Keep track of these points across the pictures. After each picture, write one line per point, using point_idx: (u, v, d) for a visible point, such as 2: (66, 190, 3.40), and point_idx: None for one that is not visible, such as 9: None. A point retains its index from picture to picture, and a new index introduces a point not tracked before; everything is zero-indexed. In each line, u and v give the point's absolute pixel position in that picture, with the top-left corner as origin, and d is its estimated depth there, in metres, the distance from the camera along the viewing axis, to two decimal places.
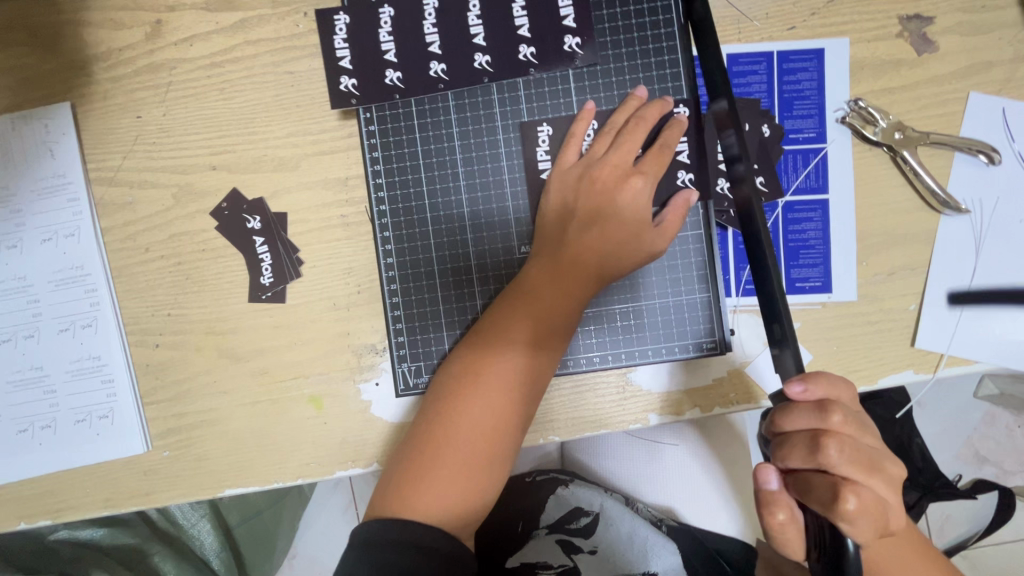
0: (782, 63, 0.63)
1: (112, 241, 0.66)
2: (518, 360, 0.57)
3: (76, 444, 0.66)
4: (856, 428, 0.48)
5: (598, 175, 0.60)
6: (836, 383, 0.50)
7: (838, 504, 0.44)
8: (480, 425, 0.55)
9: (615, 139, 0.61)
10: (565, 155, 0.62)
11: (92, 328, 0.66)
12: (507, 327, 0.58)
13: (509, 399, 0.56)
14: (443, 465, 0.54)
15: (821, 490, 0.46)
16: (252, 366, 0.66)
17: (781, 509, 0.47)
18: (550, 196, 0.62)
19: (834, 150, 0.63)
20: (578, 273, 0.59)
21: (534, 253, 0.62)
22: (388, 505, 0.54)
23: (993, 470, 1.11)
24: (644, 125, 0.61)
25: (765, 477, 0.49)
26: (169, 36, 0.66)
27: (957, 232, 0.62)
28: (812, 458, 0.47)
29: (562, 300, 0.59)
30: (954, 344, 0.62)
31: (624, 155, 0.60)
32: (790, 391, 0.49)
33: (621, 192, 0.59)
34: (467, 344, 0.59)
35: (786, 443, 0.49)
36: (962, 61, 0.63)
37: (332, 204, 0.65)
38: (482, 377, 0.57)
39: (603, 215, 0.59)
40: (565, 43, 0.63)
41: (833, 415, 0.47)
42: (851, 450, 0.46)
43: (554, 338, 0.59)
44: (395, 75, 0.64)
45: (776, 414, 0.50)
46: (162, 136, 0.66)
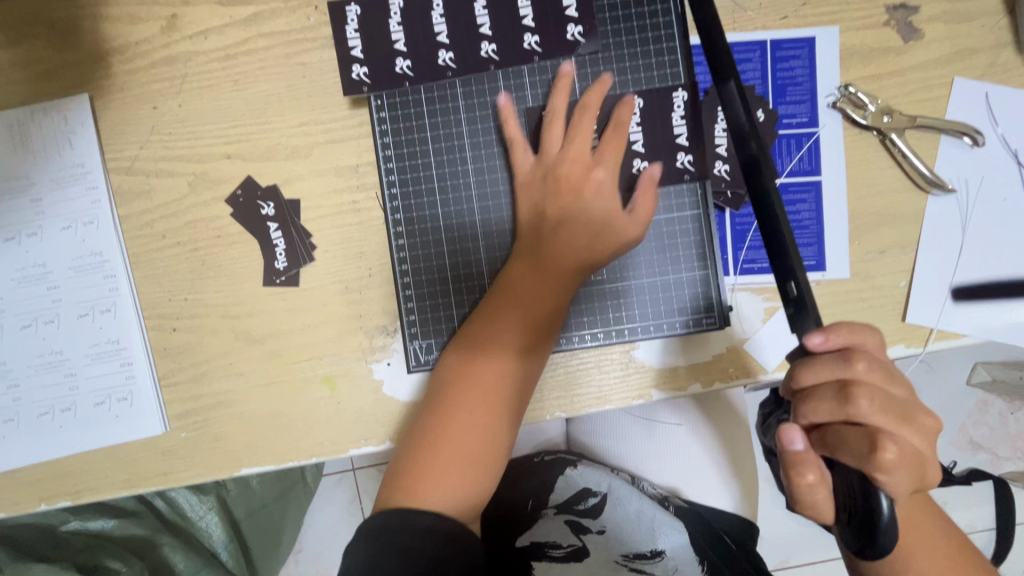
0: (775, 51, 0.66)
1: (130, 228, 0.68)
2: (502, 356, 0.60)
3: (95, 426, 0.67)
4: (883, 378, 0.48)
5: (562, 172, 0.63)
6: (860, 331, 0.50)
7: (877, 455, 0.44)
8: (473, 412, 0.59)
9: (566, 134, 0.65)
10: (518, 157, 0.66)
11: (111, 313, 0.68)
12: (493, 324, 0.61)
13: (499, 383, 0.60)
14: (442, 452, 0.58)
15: (853, 443, 0.46)
16: (267, 348, 0.68)
17: (811, 472, 0.46)
18: (520, 194, 0.65)
19: (826, 134, 0.66)
20: (557, 263, 0.62)
21: (513, 250, 0.65)
22: (390, 500, 0.57)
23: (986, 457, 1.15)
24: (586, 115, 0.64)
25: (790, 438, 0.47)
26: (183, 30, 0.68)
27: (945, 212, 0.65)
28: (843, 409, 0.46)
29: (540, 291, 0.62)
30: (942, 319, 0.65)
31: (579, 149, 0.64)
32: (811, 342, 0.48)
33: (587, 184, 0.63)
34: (456, 341, 0.63)
35: (814, 397, 0.48)
36: (947, 47, 0.65)
37: (344, 189, 0.67)
38: (469, 368, 0.60)
39: (574, 207, 0.63)
40: (568, 31, 0.65)
41: (861, 365, 0.47)
42: (880, 399, 0.46)
43: (536, 320, 0.62)
44: (405, 64, 0.67)
45: (799, 368, 0.50)
46: (177, 126, 0.68)
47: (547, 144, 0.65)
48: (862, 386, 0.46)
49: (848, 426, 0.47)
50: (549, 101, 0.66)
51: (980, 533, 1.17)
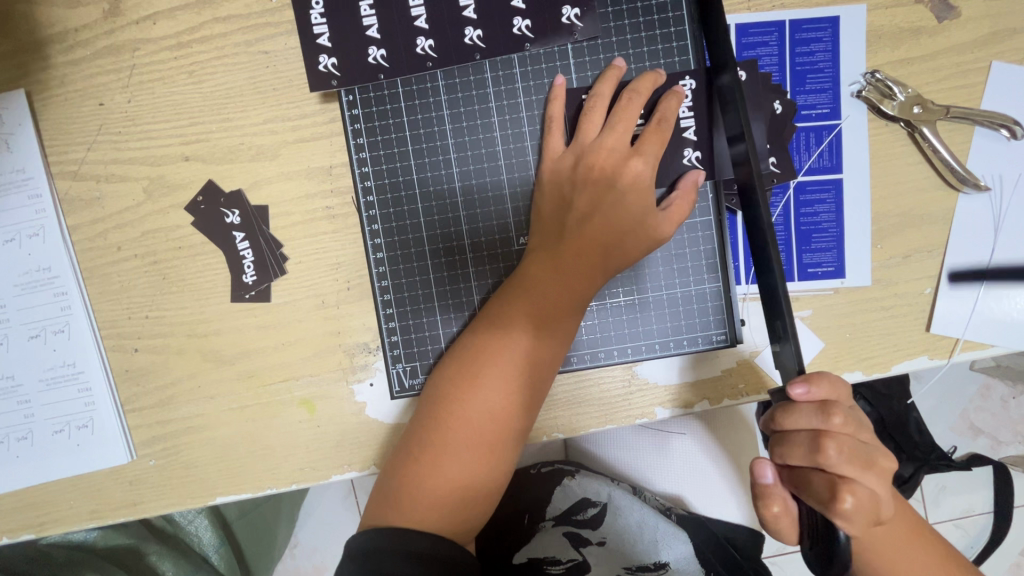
0: (794, 33, 0.59)
1: (81, 239, 0.62)
2: (518, 363, 0.54)
3: (55, 455, 0.62)
4: (855, 427, 0.48)
5: (594, 160, 0.56)
6: (838, 382, 0.49)
7: (835, 501, 0.45)
8: (478, 424, 0.52)
9: (609, 119, 0.57)
10: (553, 141, 0.59)
11: (65, 333, 0.62)
12: (507, 324, 0.55)
13: (511, 399, 0.53)
14: (443, 470, 0.51)
15: (817, 487, 0.47)
16: (238, 369, 0.62)
17: (775, 503, 0.49)
18: (544, 183, 0.59)
19: (849, 127, 0.60)
20: (580, 266, 0.55)
21: (532, 244, 0.58)
22: (382, 516, 0.51)
23: (986, 441, 1.11)
24: (637, 101, 0.57)
25: (761, 472, 0.50)
26: (129, 14, 0.60)
27: (976, 212, 0.60)
28: (812, 457, 0.47)
29: (563, 292, 0.55)
30: (970, 329, 0.60)
31: (620, 137, 0.56)
32: (793, 393, 0.47)
33: (622, 175, 0.55)
34: (466, 342, 0.56)
35: (786, 441, 0.49)
36: (984, 28, 0.59)
37: (316, 194, 0.61)
38: (481, 374, 0.53)
39: (605, 202, 0.56)
40: (563, 14, 0.58)
41: (836, 417, 0.46)
42: (848, 448, 0.46)
43: (559, 333, 0.55)
44: (378, 54, 0.59)
45: (776, 413, 0.49)
46: (128, 125, 0.61)
47: (584, 128, 0.57)
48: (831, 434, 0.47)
49: (815, 472, 0.47)
50: (594, 87, 0.58)
51: (976, 516, 1.13)
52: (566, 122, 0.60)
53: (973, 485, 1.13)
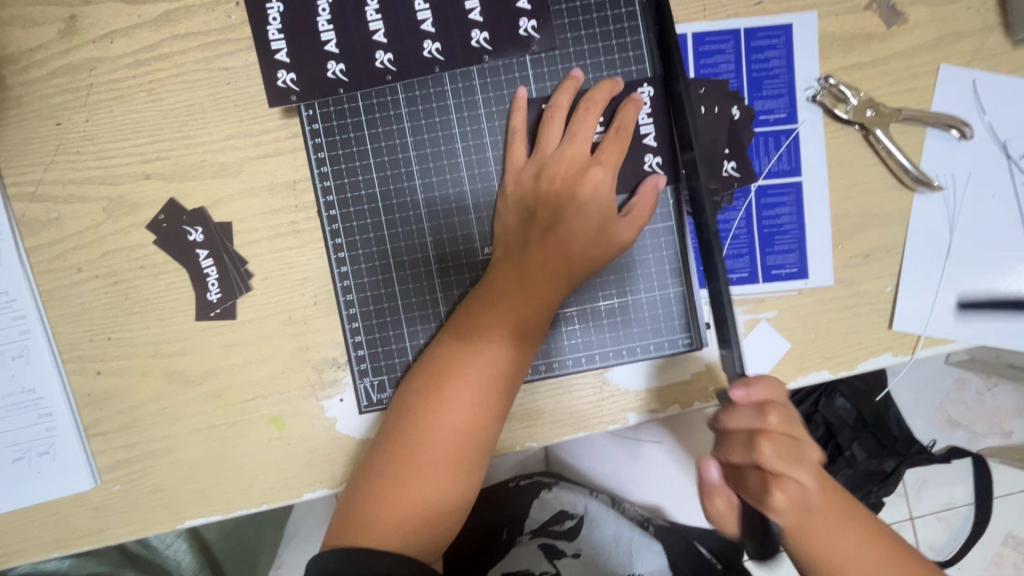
0: (749, 41, 0.61)
1: (39, 261, 0.60)
2: (485, 374, 0.53)
3: (15, 484, 0.60)
4: (791, 425, 0.47)
5: (555, 171, 0.57)
6: (775, 382, 0.48)
7: (766, 498, 0.46)
8: (445, 438, 0.52)
9: (568, 129, 0.58)
10: (515, 152, 0.59)
11: (24, 358, 0.60)
12: (474, 336, 0.54)
13: (478, 414, 0.53)
14: (408, 488, 0.51)
15: (751, 484, 0.47)
16: (205, 389, 0.61)
17: (719, 498, 0.50)
18: (508, 195, 0.59)
19: (806, 131, 0.61)
20: (544, 277, 0.56)
21: (497, 256, 0.58)
22: (349, 538, 0.50)
23: (964, 434, 1.13)
24: (594, 110, 0.58)
25: (706, 469, 0.51)
26: (85, 33, 0.60)
27: (932, 211, 0.61)
28: (749, 459, 0.46)
29: (529, 302, 0.55)
30: (931, 324, 0.61)
31: (579, 147, 0.57)
32: (733, 396, 0.47)
33: (582, 186, 0.56)
34: (433, 354, 0.56)
35: (724, 441, 0.48)
36: (931, 32, 0.61)
37: (281, 210, 0.60)
38: (448, 387, 0.53)
39: (566, 213, 0.56)
40: (520, 26, 0.59)
41: (771, 417, 0.46)
42: (782, 447, 0.45)
43: (526, 345, 0.55)
44: (338, 68, 0.59)
45: (718, 413, 0.48)
46: (86, 144, 0.60)
47: (544, 138, 0.58)
48: (766, 432, 0.46)
49: (750, 470, 0.47)
50: (552, 97, 0.59)
51: (958, 508, 1.15)
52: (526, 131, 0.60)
53: (955, 477, 1.15)
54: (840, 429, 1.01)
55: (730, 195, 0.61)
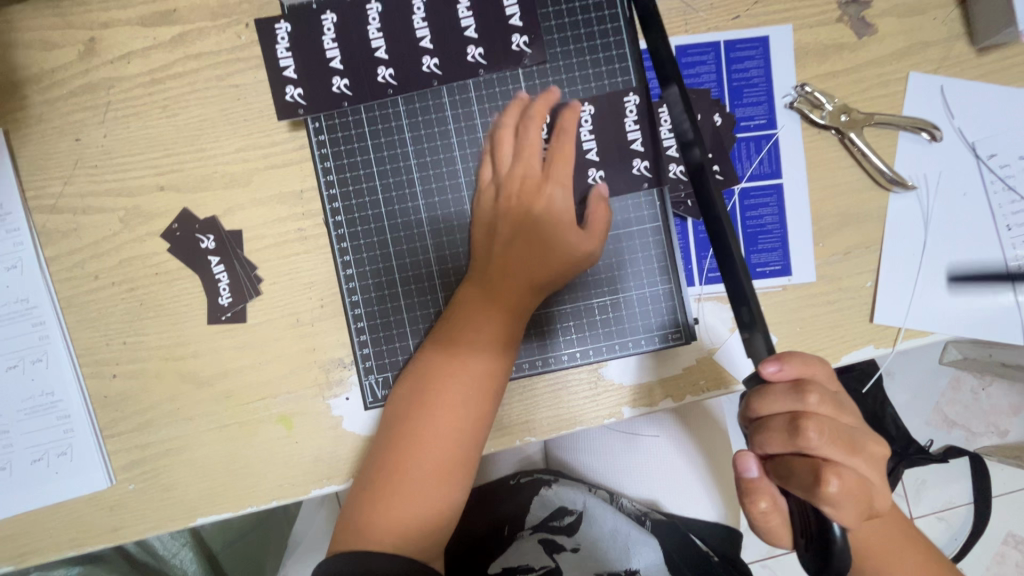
0: (729, 52, 0.64)
1: (59, 270, 0.63)
2: (459, 381, 0.56)
3: (33, 485, 0.63)
4: (833, 406, 0.49)
5: (510, 191, 0.60)
6: (809, 359, 0.51)
7: (822, 488, 0.44)
8: (425, 444, 0.54)
9: (517, 145, 0.61)
10: (484, 173, 0.63)
11: (43, 363, 0.63)
12: (449, 346, 0.57)
13: (454, 418, 0.55)
14: (396, 492, 0.53)
15: (801, 475, 0.46)
16: (216, 390, 0.64)
17: (764, 498, 0.49)
18: (477, 215, 0.62)
19: (785, 135, 0.64)
20: (511, 286, 0.58)
21: (470, 271, 0.61)
22: (346, 544, 0.53)
23: (961, 433, 1.15)
24: (533, 128, 0.60)
25: (745, 466, 0.50)
26: (103, 54, 0.63)
27: (907, 209, 0.64)
28: (792, 441, 0.47)
29: (498, 311, 0.58)
30: (910, 317, 0.64)
31: (528, 163, 0.60)
32: (766, 373, 0.49)
33: (538, 202, 0.59)
34: (411, 367, 0.59)
35: (765, 428, 0.49)
36: (900, 42, 0.64)
37: (288, 218, 0.63)
38: (425, 396, 0.56)
39: (526, 226, 0.59)
40: (513, 42, 0.63)
41: (810, 396, 0.47)
42: (828, 429, 0.47)
43: (499, 350, 0.57)
44: (342, 83, 0.63)
45: (752, 399, 0.50)
46: (104, 158, 0.64)
47: (497, 161, 0.61)
48: (809, 415, 0.47)
49: (794, 456, 0.48)
50: (500, 119, 0.62)
51: (957, 507, 1.17)
52: (484, 154, 0.63)
53: (952, 477, 1.17)
54: None
55: None
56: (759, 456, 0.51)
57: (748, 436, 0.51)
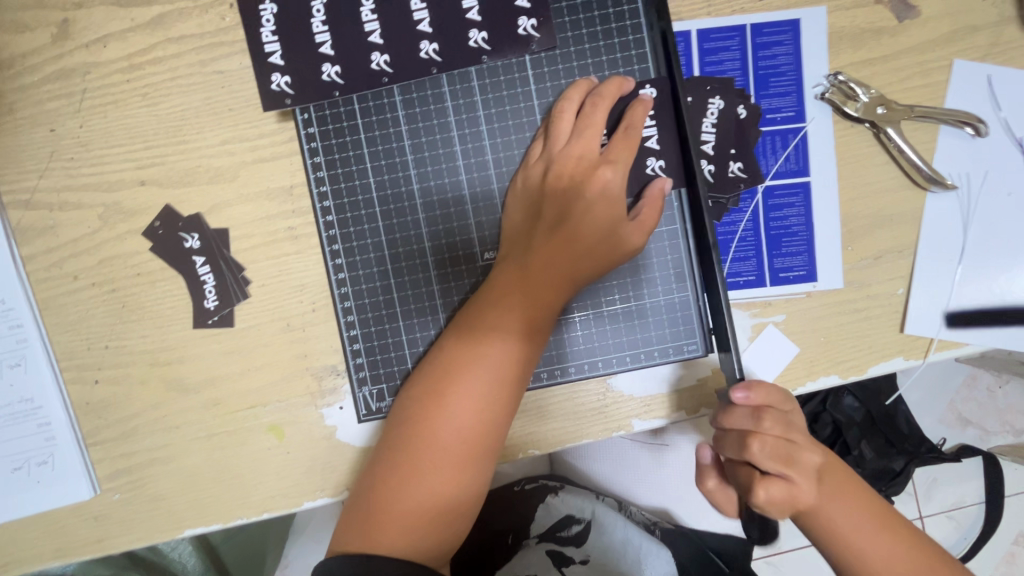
0: (755, 37, 0.59)
1: (35, 269, 0.60)
2: (489, 377, 0.52)
3: (14, 494, 0.60)
4: (787, 429, 0.49)
5: (561, 168, 0.56)
6: (774, 385, 0.50)
7: (751, 495, 0.49)
8: (449, 443, 0.51)
9: (577, 125, 0.56)
10: (531, 152, 0.58)
11: (22, 367, 0.60)
12: (479, 338, 0.53)
13: (483, 416, 0.52)
14: (413, 492, 0.50)
15: (740, 478, 0.51)
16: (203, 397, 0.60)
17: (708, 479, 0.56)
18: (515, 195, 0.58)
19: (814, 129, 0.59)
20: (547, 279, 0.54)
21: (501, 257, 0.57)
22: (353, 545, 0.50)
23: (975, 433, 1.08)
24: (602, 106, 0.56)
25: (701, 452, 0.57)
26: (78, 37, 0.59)
27: (946, 212, 0.59)
28: (739, 455, 0.49)
29: (533, 305, 0.54)
30: (943, 327, 0.59)
31: (589, 144, 0.56)
32: (733, 398, 0.48)
33: (590, 184, 0.55)
34: (437, 356, 0.55)
35: (722, 438, 0.52)
36: (944, 26, 0.59)
37: (277, 215, 0.59)
38: (453, 391, 0.52)
39: (572, 213, 0.55)
40: (519, 26, 0.58)
41: (764, 420, 0.48)
42: (775, 449, 0.48)
43: (529, 348, 0.54)
44: (333, 70, 0.58)
45: (717, 414, 0.51)
46: (81, 150, 0.59)
47: (553, 134, 0.57)
48: (759, 435, 0.48)
49: (741, 465, 0.50)
50: (564, 93, 0.58)
51: (967, 507, 1.10)
52: (539, 129, 0.59)
53: (963, 476, 1.10)
54: (848, 428, 0.99)
55: (736, 197, 0.60)
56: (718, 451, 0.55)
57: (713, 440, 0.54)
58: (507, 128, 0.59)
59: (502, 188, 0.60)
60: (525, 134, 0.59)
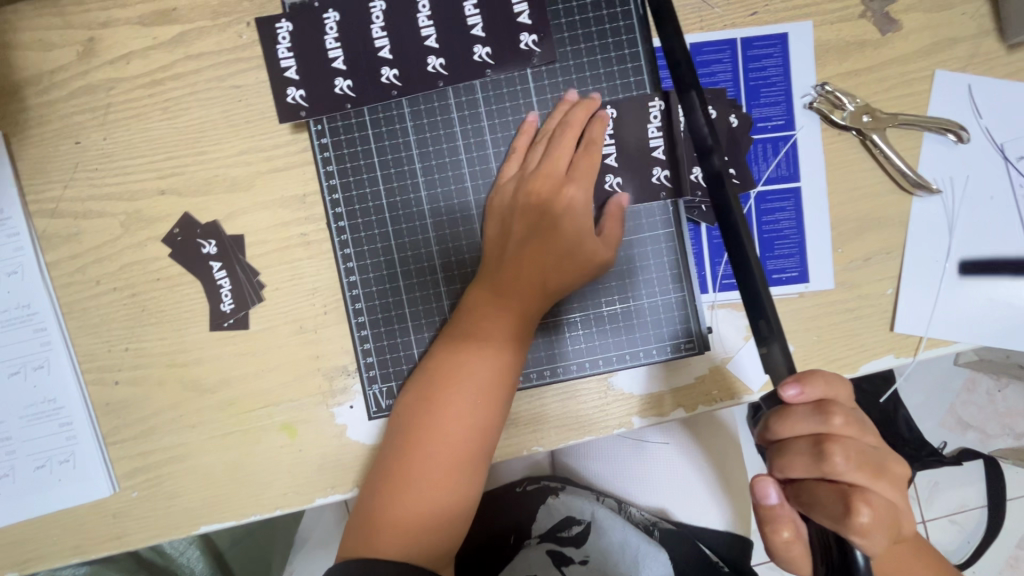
0: (746, 50, 0.62)
1: (60, 275, 0.63)
2: (471, 386, 0.54)
3: (36, 491, 0.62)
4: (860, 428, 0.43)
5: (533, 186, 0.59)
6: (833, 378, 0.44)
7: (850, 519, 0.40)
8: (437, 453, 0.53)
9: (547, 148, 0.60)
10: (506, 170, 0.61)
11: (45, 369, 0.62)
12: (464, 350, 0.56)
13: (467, 426, 0.54)
14: (405, 498, 0.52)
15: (828, 503, 0.41)
16: (219, 397, 0.63)
17: (786, 528, 0.43)
18: (493, 210, 0.61)
19: (803, 137, 0.62)
20: (522, 288, 0.57)
21: (482, 272, 0.60)
22: (354, 552, 0.52)
23: (975, 436, 1.09)
24: (569, 129, 0.60)
25: (764, 492, 0.44)
26: (103, 55, 0.62)
27: (932, 215, 0.62)
28: (816, 467, 0.42)
29: (516, 317, 0.57)
30: (932, 326, 0.61)
31: (555, 163, 0.59)
32: (785, 396, 0.43)
33: (558, 201, 0.58)
34: (423, 368, 0.57)
35: (786, 451, 0.44)
36: (926, 38, 0.62)
37: (291, 222, 0.62)
38: (440, 402, 0.54)
39: (543, 227, 0.58)
40: (521, 41, 0.61)
41: (835, 419, 0.42)
42: (857, 455, 0.42)
43: (508, 355, 0.56)
44: (345, 84, 0.61)
45: (770, 419, 0.44)
46: (104, 161, 0.62)
47: (528, 158, 0.61)
48: (833, 438, 0.42)
49: (823, 484, 0.42)
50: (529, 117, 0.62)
51: (970, 511, 1.11)
52: (509, 148, 0.62)
53: (965, 479, 1.11)
54: None
55: None
56: (778, 478, 0.45)
57: (766, 458, 0.46)
58: (508, 138, 0.62)
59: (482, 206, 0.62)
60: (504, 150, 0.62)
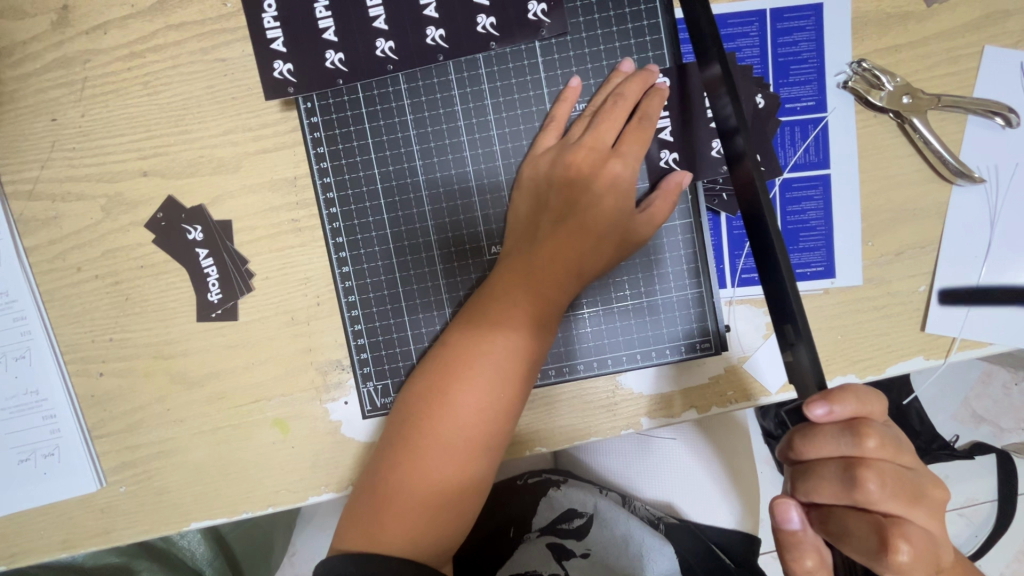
0: (775, 22, 0.57)
1: (39, 261, 0.59)
2: (493, 374, 0.51)
3: (20, 485, 0.60)
4: (895, 450, 0.39)
5: (573, 158, 0.54)
6: (865, 392, 0.40)
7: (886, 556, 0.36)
8: (451, 442, 0.50)
9: (593, 119, 0.56)
10: (542, 140, 0.56)
11: (26, 360, 0.60)
12: (486, 334, 0.52)
13: (485, 416, 0.51)
14: (414, 489, 0.49)
15: (862, 535, 0.38)
16: (208, 391, 0.60)
17: (809, 556, 0.41)
18: (524, 184, 0.57)
19: (835, 119, 0.57)
20: (554, 270, 0.53)
21: (507, 249, 0.56)
22: (354, 543, 0.49)
23: (989, 430, 1.04)
24: (620, 100, 0.55)
25: (785, 515, 0.41)
26: (78, 24, 0.57)
27: (971, 207, 0.57)
28: (847, 495, 0.38)
29: (542, 301, 0.53)
30: (966, 327, 0.57)
31: (600, 136, 0.55)
32: (813, 415, 0.39)
33: (599, 177, 0.54)
34: (442, 349, 0.53)
35: (812, 474, 0.40)
36: (975, 10, 0.56)
37: (282, 207, 0.58)
38: (456, 388, 0.51)
39: (579, 205, 0.54)
40: (528, 10, 0.56)
41: (869, 443, 0.38)
42: (893, 481, 0.38)
43: (533, 343, 0.52)
44: (337, 57, 0.57)
45: (795, 439, 0.41)
46: (82, 140, 0.59)
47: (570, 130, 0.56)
48: (866, 462, 0.39)
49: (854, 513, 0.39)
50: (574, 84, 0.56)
51: (980, 504, 1.05)
52: (547, 118, 0.57)
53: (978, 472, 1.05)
54: None
55: None
56: (802, 501, 0.41)
57: (788, 479, 0.42)
58: (515, 117, 0.58)
59: (510, 181, 0.58)
60: (541, 122, 0.57)
